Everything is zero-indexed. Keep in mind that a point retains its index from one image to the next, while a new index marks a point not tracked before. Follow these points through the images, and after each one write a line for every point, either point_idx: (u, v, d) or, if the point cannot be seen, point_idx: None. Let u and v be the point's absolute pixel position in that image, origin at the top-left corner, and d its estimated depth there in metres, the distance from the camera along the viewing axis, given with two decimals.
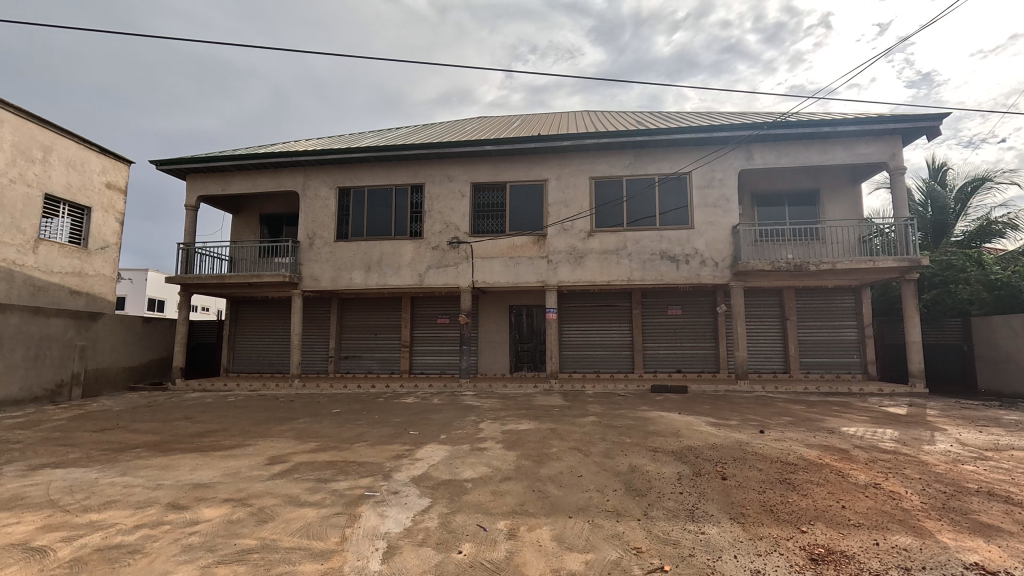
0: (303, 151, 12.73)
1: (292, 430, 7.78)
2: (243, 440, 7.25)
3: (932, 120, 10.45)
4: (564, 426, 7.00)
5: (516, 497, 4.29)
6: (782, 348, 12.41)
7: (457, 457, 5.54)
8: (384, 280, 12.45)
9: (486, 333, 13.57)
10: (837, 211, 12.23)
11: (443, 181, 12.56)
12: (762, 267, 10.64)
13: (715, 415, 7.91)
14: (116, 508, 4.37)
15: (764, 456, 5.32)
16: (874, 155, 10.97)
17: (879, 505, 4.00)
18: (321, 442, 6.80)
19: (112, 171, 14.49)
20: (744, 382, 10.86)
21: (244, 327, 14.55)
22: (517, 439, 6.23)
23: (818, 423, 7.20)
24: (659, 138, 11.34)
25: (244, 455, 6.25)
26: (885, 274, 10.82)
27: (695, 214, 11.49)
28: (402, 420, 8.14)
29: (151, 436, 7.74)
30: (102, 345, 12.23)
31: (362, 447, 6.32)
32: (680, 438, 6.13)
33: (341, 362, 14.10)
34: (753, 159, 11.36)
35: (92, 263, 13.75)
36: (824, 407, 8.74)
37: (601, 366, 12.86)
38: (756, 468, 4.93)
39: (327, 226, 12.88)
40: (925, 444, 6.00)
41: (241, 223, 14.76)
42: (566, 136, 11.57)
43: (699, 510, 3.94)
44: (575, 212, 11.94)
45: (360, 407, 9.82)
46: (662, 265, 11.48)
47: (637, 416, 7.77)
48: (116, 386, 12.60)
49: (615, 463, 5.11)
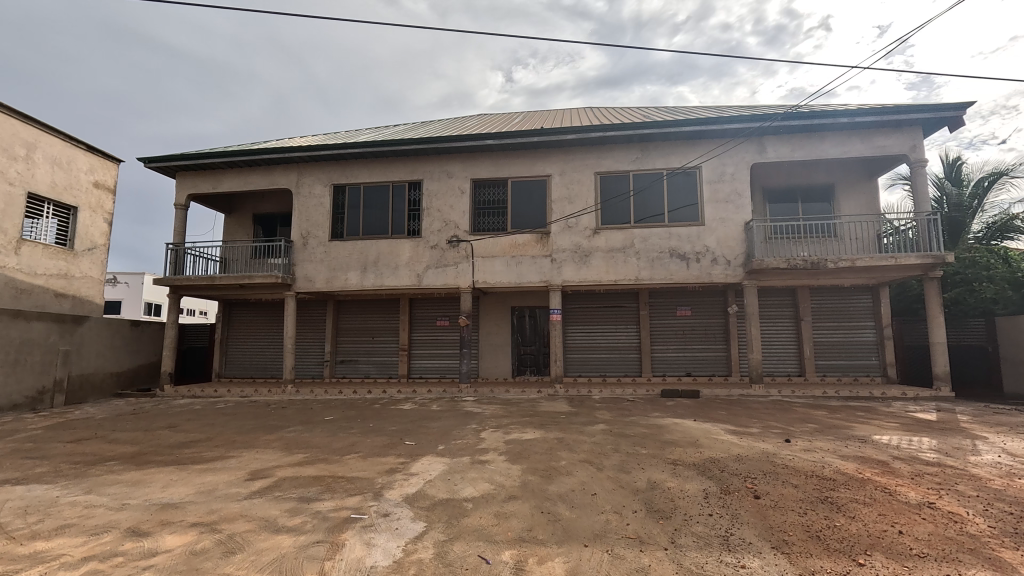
0: (297, 147, 12.24)
1: (280, 440, 7.25)
2: (226, 451, 6.73)
3: (955, 109, 9.98)
4: (572, 435, 6.48)
5: (523, 520, 3.76)
6: (797, 349, 11.89)
7: (457, 471, 5.02)
8: (381, 281, 11.94)
9: (487, 336, 13.07)
10: (853, 207, 11.74)
11: (443, 177, 12.06)
12: (778, 264, 10.12)
13: (733, 422, 7.38)
14: (68, 535, 3.83)
15: (797, 470, 4.78)
16: (894, 147, 10.47)
17: (942, 530, 3.46)
18: (310, 454, 6.27)
19: (100, 170, 14.01)
20: (758, 386, 10.35)
21: (237, 331, 14.04)
22: (522, 451, 5.70)
23: (846, 431, 6.67)
24: (667, 130, 10.84)
25: (224, 469, 5.73)
26: (906, 271, 10.30)
27: (706, 210, 10.97)
28: (398, 428, 7.62)
29: (128, 447, 7.21)
30: (87, 350, 11.72)
31: (352, 460, 5.79)
32: (700, 449, 5.58)
33: (337, 366, 13.59)
34: (765, 152, 10.87)
35: (78, 265, 13.26)
36: (849, 413, 8.19)
37: (607, 370, 12.33)
38: (791, 484, 4.38)
39: (322, 224, 12.39)
40: (969, 454, 5.46)
41: (233, 222, 14.28)
42: (570, 129, 11.07)
43: (735, 537, 3.41)
44: (579, 208, 11.44)
45: (354, 414, 9.29)
46: (671, 263, 10.98)
47: (649, 423, 7.25)
48: (102, 392, 12.08)
49: (632, 479, 4.58)
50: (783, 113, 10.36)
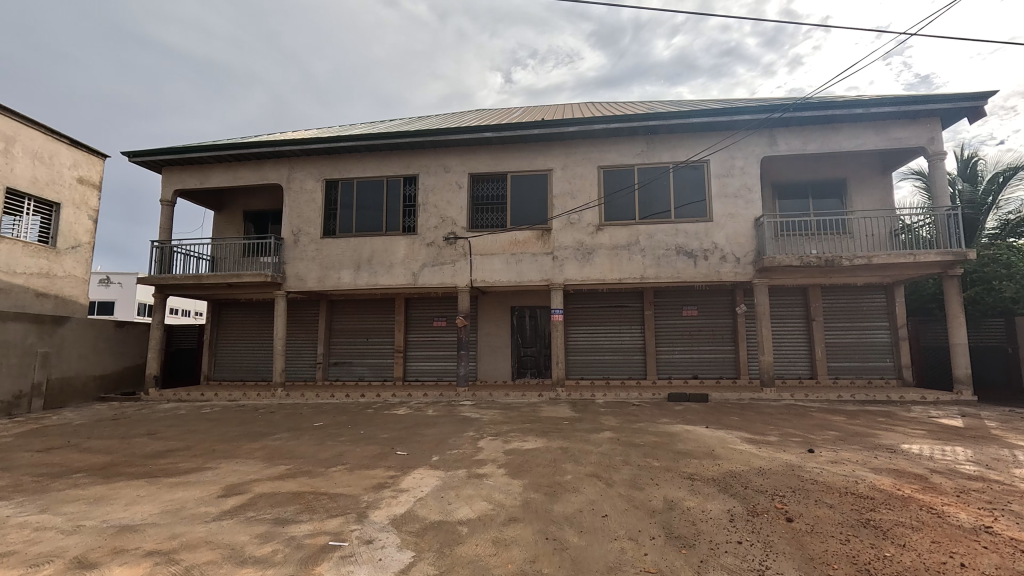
0: (287, 140, 11.76)
1: (263, 450, 6.76)
2: (204, 462, 6.24)
3: (976, 99, 9.50)
4: (577, 444, 6.03)
5: (525, 549, 3.28)
6: (808, 350, 11.43)
7: (451, 488, 4.53)
8: (375, 280, 11.47)
9: (486, 338, 12.59)
10: (866, 203, 11.30)
11: (440, 172, 11.58)
12: (790, 262, 9.65)
13: (748, 429, 6.90)
14: (4, 567, 3.35)
15: (828, 487, 4.31)
16: (911, 140, 10.01)
17: (1012, 564, 2.99)
18: (293, 465, 5.79)
19: (84, 165, 13.52)
20: (770, 390, 9.87)
21: (227, 332, 13.55)
22: (523, 463, 5.22)
23: (871, 439, 6.20)
24: (674, 121, 10.37)
25: (196, 483, 5.24)
26: (924, 269, 9.85)
27: (714, 206, 10.51)
28: (390, 436, 7.14)
29: (100, 456, 6.72)
30: (67, 352, 11.23)
31: (337, 473, 5.30)
32: (718, 461, 5.11)
33: (330, 368, 13.11)
34: (776, 145, 10.42)
35: (60, 264, 12.76)
36: (870, 419, 7.72)
37: (611, 372, 11.86)
38: (826, 504, 3.90)
39: (313, 221, 11.91)
40: (1012, 466, 4.99)
41: (223, 220, 13.80)
42: (572, 121, 10.61)
43: (772, 571, 2.93)
44: (581, 203, 10.98)
45: (345, 420, 8.80)
46: (678, 260, 10.51)
47: (659, 430, 6.79)
48: (84, 396, 11.59)
49: (646, 497, 4.10)
50: (796, 103, 9.86)
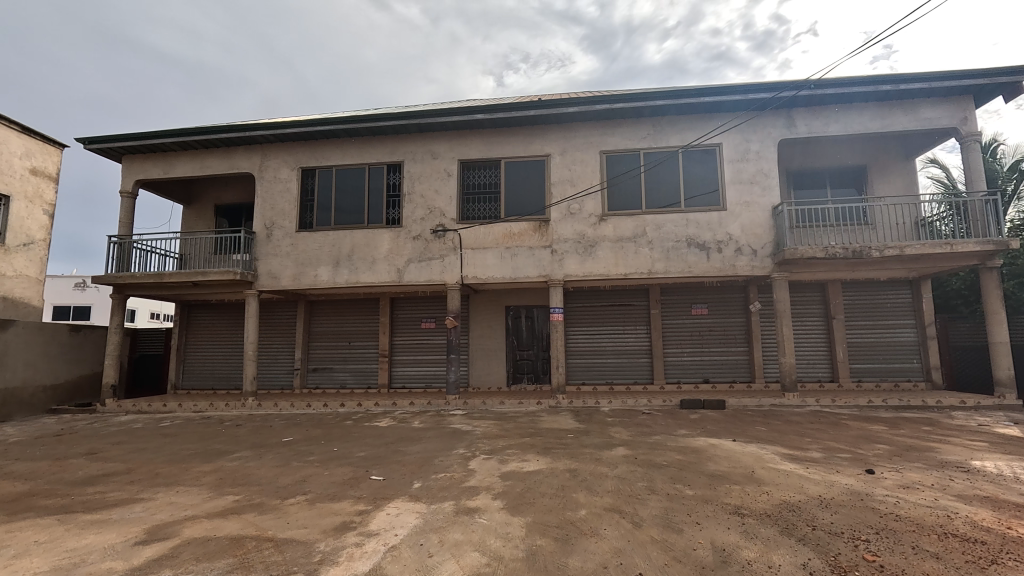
0: (258, 125, 10.69)
1: (214, 474, 5.71)
2: (138, 491, 5.17)
3: (1014, 74, 8.66)
4: (586, 465, 5.07)
5: None
6: (828, 351, 10.53)
7: (433, 530, 3.52)
8: (356, 276, 10.44)
9: (478, 340, 11.59)
10: (889, 190, 10.47)
11: (427, 159, 10.59)
12: (813, 253, 8.73)
13: (783, 442, 5.96)
14: None
15: (919, 526, 3.34)
16: (941, 120, 9.18)
17: None
18: (243, 495, 4.77)
19: (38, 155, 12.38)
20: (792, 396, 8.92)
21: (196, 337, 12.45)
22: (524, 493, 4.21)
23: (931, 455, 5.27)
24: (685, 101, 9.44)
25: (115, 523, 4.18)
26: (959, 260, 8.98)
27: (728, 193, 9.61)
28: (368, 455, 6.12)
29: (18, 484, 5.63)
30: (11, 360, 10.09)
31: (294, 507, 4.27)
32: (766, 488, 4.15)
33: (309, 375, 12.05)
34: (794, 127, 9.55)
35: (10, 262, 11.60)
36: (915, 429, 6.79)
37: (615, 376, 10.91)
38: (930, 555, 2.93)
39: (288, 214, 10.87)
40: None
41: (192, 214, 12.71)
42: (571, 101, 9.65)
43: None
44: (583, 191, 10.05)
45: (319, 435, 7.75)
46: (689, 253, 9.59)
47: (681, 445, 5.83)
48: (32, 409, 10.45)
49: (689, 545, 3.12)
50: (817, 81, 8.97)
